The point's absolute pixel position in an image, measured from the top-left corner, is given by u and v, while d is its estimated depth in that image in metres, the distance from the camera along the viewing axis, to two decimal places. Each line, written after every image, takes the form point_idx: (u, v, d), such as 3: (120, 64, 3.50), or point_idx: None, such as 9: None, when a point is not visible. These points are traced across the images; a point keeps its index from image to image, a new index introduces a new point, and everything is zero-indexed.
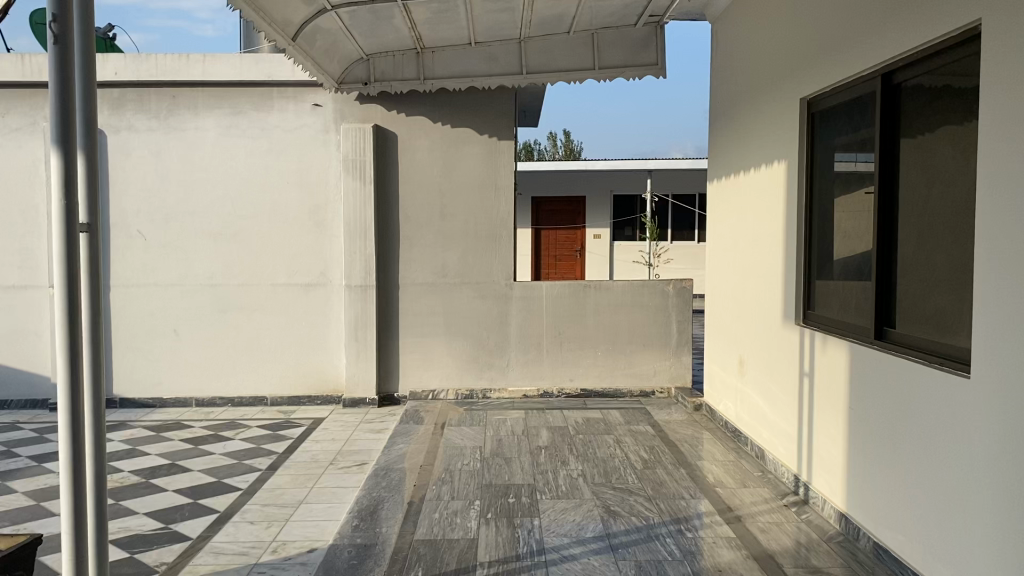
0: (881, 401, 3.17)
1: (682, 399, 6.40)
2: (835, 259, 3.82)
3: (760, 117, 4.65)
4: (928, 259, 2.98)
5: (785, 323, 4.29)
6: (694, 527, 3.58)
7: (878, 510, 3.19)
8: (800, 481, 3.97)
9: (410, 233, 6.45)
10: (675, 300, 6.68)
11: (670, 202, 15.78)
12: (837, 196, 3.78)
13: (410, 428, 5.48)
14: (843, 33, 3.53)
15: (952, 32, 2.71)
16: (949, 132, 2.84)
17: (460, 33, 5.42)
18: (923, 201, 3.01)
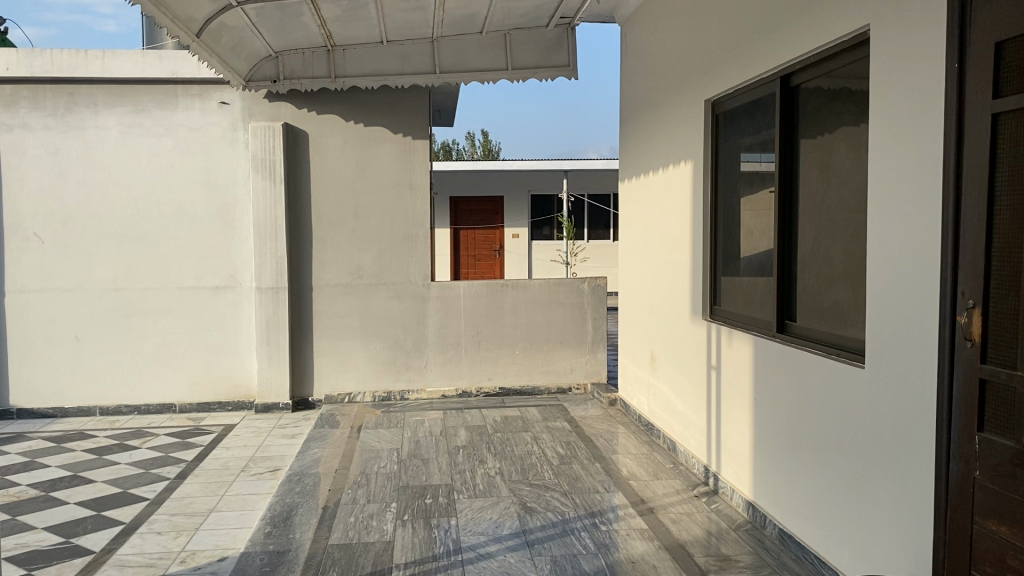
0: (784, 392, 3.28)
1: (597, 395, 6.50)
2: (739, 255, 3.94)
3: (668, 118, 4.75)
4: (826, 255, 3.11)
5: (693, 318, 4.41)
6: (608, 520, 3.64)
7: (782, 498, 3.31)
8: (710, 471, 4.08)
9: (323, 234, 6.35)
10: (590, 298, 6.79)
11: (586, 202, 15.96)
12: (741, 195, 3.90)
13: (325, 432, 5.40)
14: (744, 37, 3.64)
15: (844, 38, 2.84)
16: (844, 132, 2.97)
17: (371, 31, 5.37)
18: (821, 199, 3.14)
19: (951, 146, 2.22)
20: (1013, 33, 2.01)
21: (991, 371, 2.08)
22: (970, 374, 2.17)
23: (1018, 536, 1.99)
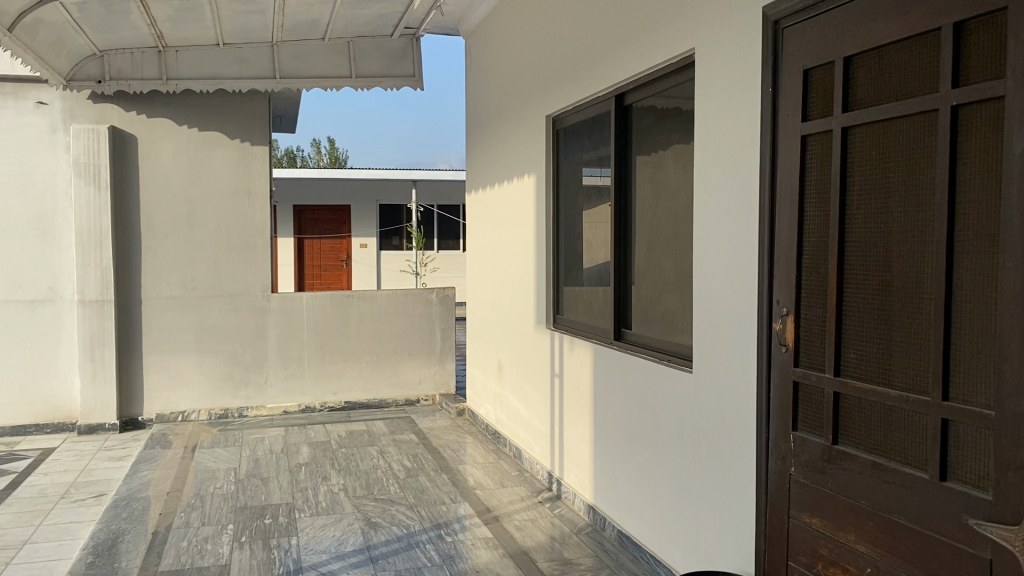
0: (621, 398, 3.40)
1: (445, 405, 6.51)
2: (581, 266, 4.05)
3: (511, 132, 4.84)
4: (657, 266, 3.27)
5: (537, 327, 4.50)
6: (453, 531, 3.64)
7: (621, 500, 3.43)
8: (554, 477, 4.17)
9: (154, 244, 6.03)
10: (438, 308, 6.80)
11: (435, 212, 15.98)
12: (581, 208, 4.02)
13: (155, 454, 5.11)
14: (581, 55, 3.76)
15: (670, 61, 3.00)
16: (673, 150, 3.12)
17: (206, 33, 5.16)
18: (652, 213, 3.30)
19: (767, 164, 2.38)
20: (817, 62, 2.18)
21: (803, 373, 2.24)
22: (785, 376, 2.32)
23: (828, 525, 2.15)
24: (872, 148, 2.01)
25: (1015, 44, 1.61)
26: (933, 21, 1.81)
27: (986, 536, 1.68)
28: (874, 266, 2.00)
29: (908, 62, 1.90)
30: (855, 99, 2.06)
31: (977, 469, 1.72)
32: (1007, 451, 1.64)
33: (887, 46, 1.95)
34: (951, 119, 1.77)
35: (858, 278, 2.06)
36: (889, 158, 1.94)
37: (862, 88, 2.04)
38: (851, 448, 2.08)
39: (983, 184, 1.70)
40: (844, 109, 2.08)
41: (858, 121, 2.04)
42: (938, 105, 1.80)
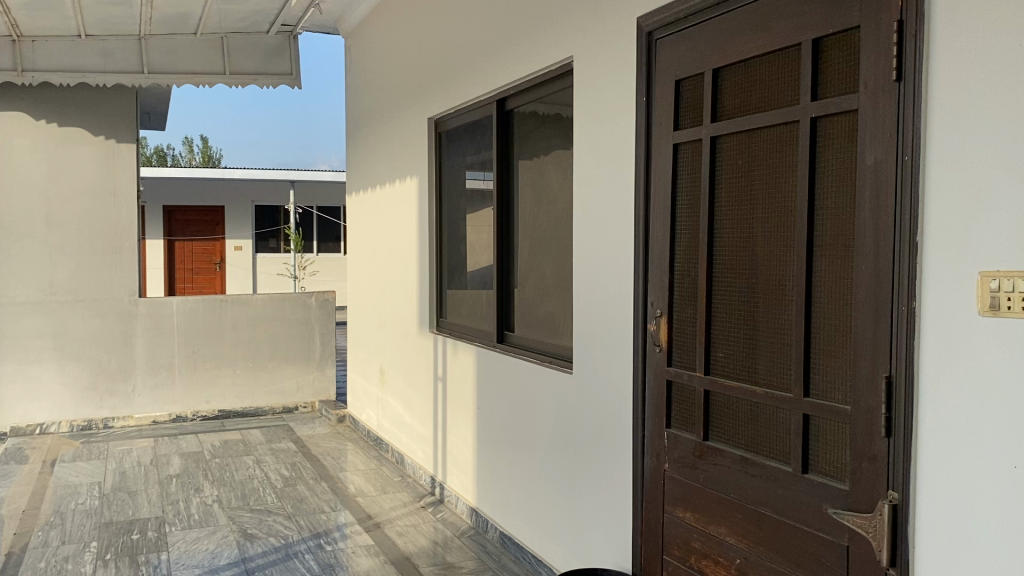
0: (502, 400, 3.43)
1: (325, 411, 6.38)
2: (464, 270, 4.06)
3: (392, 134, 4.80)
4: (539, 269, 3.31)
5: (420, 331, 4.48)
6: (333, 540, 3.57)
7: (503, 502, 3.46)
8: (436, 481, 4.16)
9: (8, 245, 5.65)
10: (318, 312, 6.67)
11: (315, 214, 15.66)
12: (464, 211, 4.03)
13: (9, 470, 4.78)
14: (462, 59, 3.76)
15: (550, 67, 3.04)
16: (554, 155, 3.18)
17: (66, 23, 4.87)
18: (534, 217, 3.34)
19: (642, 171, 2.45)
20: (688, 73, 2.26)
21: (676, 372, 2.32)
22: (659, 375, 2.40)
23: (700, 519, 2.23)
24: (738, 157, 2.10)
25: (867, 61, 1.72)
26: (794, 36, 1.91)
27: (844, 523, 1.79)
28: (742, 269, 2.09)
29: (772, 75, 1.99)
30: (723, 109, 2.15)
31: (834, 461, 1.82)
32: (861, 442, 1.74)
33: (753, 60, 2.05)
34: (811, 131, 1.87)
35: (726, 280, 2.15)
36: (756, 166, 2.04)
37: (730, 98, 2.13)
38: (721, 443, 2.17)
39: (840, 192, 1.81)
40: (713, 119, 2.17)
41: (726, 130, 2.12)
42: (799, 117, 1.90)
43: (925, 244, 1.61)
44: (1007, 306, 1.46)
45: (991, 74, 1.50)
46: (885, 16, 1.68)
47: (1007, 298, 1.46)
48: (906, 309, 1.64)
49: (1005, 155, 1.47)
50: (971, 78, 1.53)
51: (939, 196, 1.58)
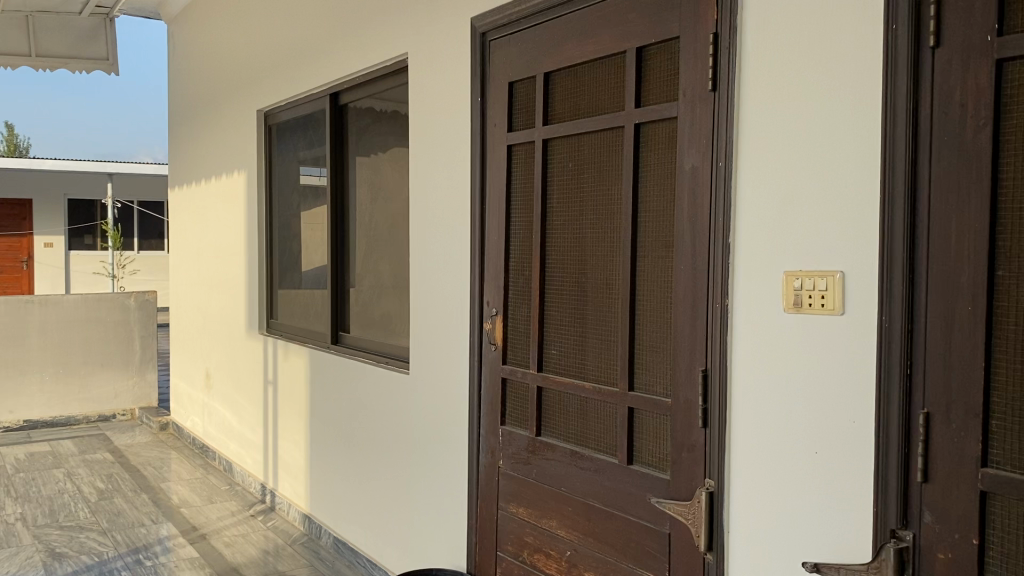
0: (335, 402, 3.36)
1: (146, 419, 6.02)
2: (297, 270, 3.94)
3: (219, 127, 4.59)
4: (374, 268, 3.28)
5: (249, 333, 4.30)
6: (154, 554, 3.37)
7: (336, 506, 3.39)
8: (267, 488, 4.01)
9: None
10: (137, 313, 6.31)
11: (135, 209, 14.74)
12: (297, 208, 3.91)
13: None
14: (293, 50, 3.64)
15: (384, 64, 3.01)
16: (390, 152, 3.15)
17: None
18: (369, 216, 3.30)
19: (476, 171, 2.47)
20: (521, 76, 2.30)
21: (510, 371, 2.35)
22: (494, 373, 2.42)
23: (533, 514, 2.28)
24: (568, 159, 2.16)
25: (685, 71, 1.82)
26: (620, 44, 1.98)
27: (665, 512, 1.87)
28: (572, 269, 2.15)
29: (599, 81, 2.06)
30: (554, 112, 2.20)
31: (657, 452, 1.91)
32: (682, 433, 1.83)
33: (582, 66, 2.11)
34: (635, 136, 1.95)
35: (558, 280, 2.20)
36: (584, 168, 2.10)
37: (560, 102, 2.18)
38: (552, 439, 2.22)
39: (662, 196, 1.89)
40: (544, 122, 2.22)
41: (556, 134, 2.17)
42: (624, 122, 1.97)
43: (738, 246, 1.72)
44: (809, 303, 1.58)
45: (794, 87, 1.61)
46: (702, 28, 1.77)
47: (809, 296, 1.58)
48: (721, 306, 1.74)
49: (805, 162, 1.59)
50: (778, 91, 1.64)
51: (750, 199, 1.69)
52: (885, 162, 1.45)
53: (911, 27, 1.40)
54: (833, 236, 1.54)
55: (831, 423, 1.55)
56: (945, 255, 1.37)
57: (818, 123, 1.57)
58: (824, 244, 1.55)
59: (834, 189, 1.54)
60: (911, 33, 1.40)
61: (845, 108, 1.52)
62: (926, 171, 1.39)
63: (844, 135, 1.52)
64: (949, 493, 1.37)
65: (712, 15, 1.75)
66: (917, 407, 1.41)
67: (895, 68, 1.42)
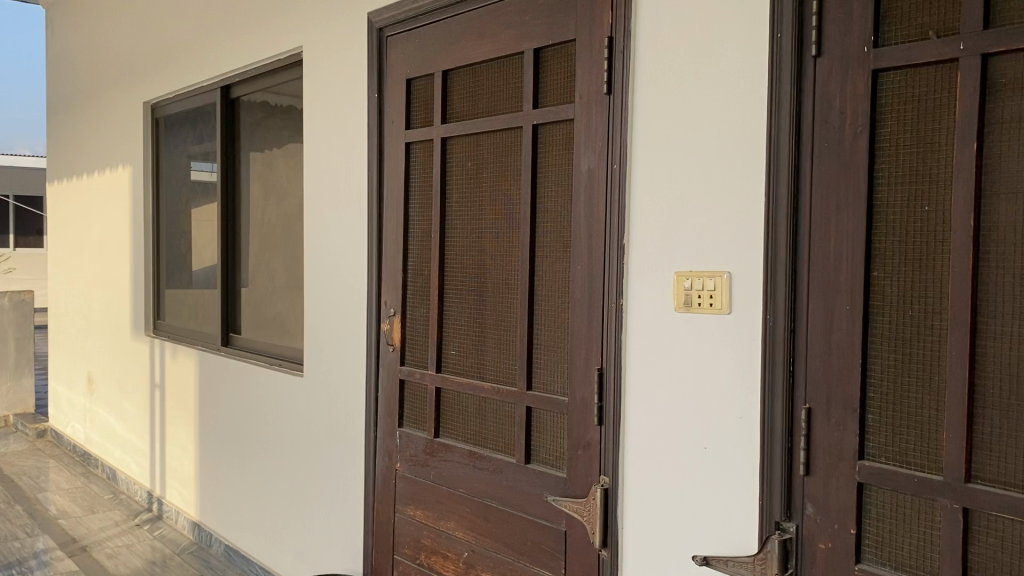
0: (226, 405, 3.25)
1: (21, 426, 5.69)
2: (185, 269, 3.80)
3: (101, 119, 4.38)
4: (268, 266, 3.20)
5: (134, 334, 4.12)
6: (29, 569, 3.19)
7: (227, 512, 3.28)
8: (153, 496, 3.85)
9: None
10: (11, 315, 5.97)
11: (11, 205, 13.93)
12: (186, 205, 3.77)
13: None
14: (181, 40, 3.50)
15: (277, 58, 2.94)
16: (285, 149, 3.09)
17: None
18: (262, 213, 3.22)
19: (373, 169, 2.43)
20: (418, 73, 2.28)
21: (407, 371, 2.33)
22: (391, 374, 2.39)
23: (430, 516, 2.26)
24: (466, 159, 2.15)
25: (582, 73, 1.84)
26: (517, 45, 1.99)
27: (561, 509, 1.89)
28: (470, 268, 2.14)
29: (497, 81, 2.06)
30: (452, 110, 2.19)
31: (554, 450, 1.92)
32: (578, 431, 1.85)
33: (480, 65, 2.11)
34: (533, 137, 1.95)
35: (456, 279, 2.18)
36: (482, 168, 2.10)
37: (458, 101, 2.17)
38: (451, 439, 2.21)
39: (560, 196, 1.90)
40: (442, 120, 2.20)
41: (454, 132, 2.16)
42: (522, 123, 1.98)
43: (631, 247, 1.75)
44: (698, 302, 1.62)
45: (685, 91, 1.65)
46: (598, 31, 1.80)
47: (698, 296, 1.62)
48: (615, 305, 1.77)
49: (695, 165, 1.63)
50: (670, 96, 1.68)
51: (643, 201, 1.73)
52: (771, 167, 1.50)
53: (795, 38, 1.46)
54: (721, 238, 1.58)
55: (718, 420, 1.59)
56: (825, 257, 1.44)
57: (707, 127, 1.61)
58: (713, 245, 1.60)
59: (722, 192, 1.58)
60: (794, 44, 1.46)
61: (732, 113, 1.56)
62: (808, 177, 1.46)
63: (731, 140, 1.57)
64: (828, 484, 1.44)
65: (607, 19, 1.78)
66: (800, 403, 1.47)
67: (780, 77, 1.48)
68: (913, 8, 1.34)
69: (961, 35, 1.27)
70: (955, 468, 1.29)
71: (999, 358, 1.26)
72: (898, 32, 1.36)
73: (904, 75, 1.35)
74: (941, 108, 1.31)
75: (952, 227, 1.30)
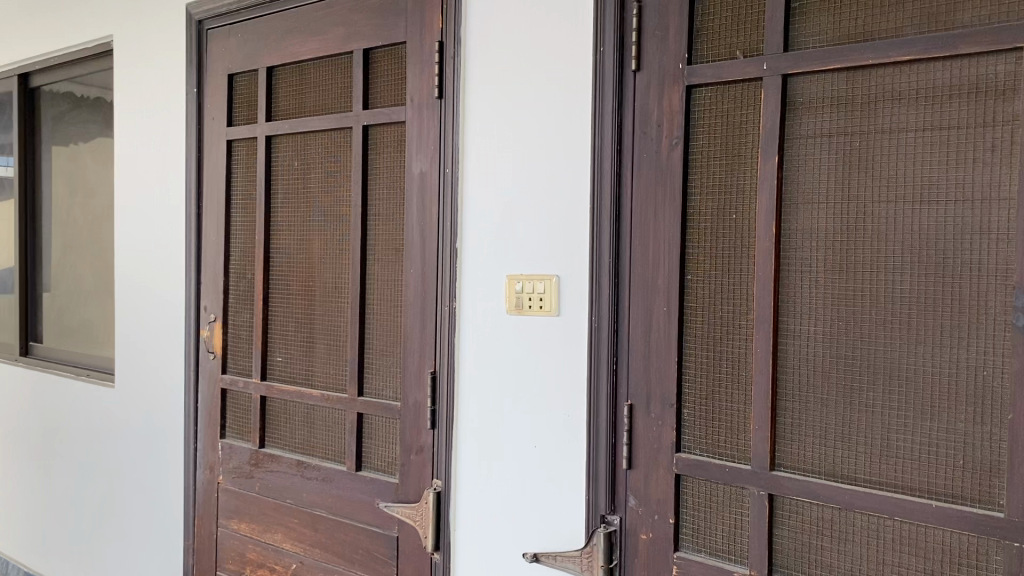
0: (24, 421, 2.98)
1: None
2: None
3: None
4: (73, 270, 2.97)
5: None
6: None
7: (25, 538, 3.01)
8: None
9: None
10: None
11: None
12: None
13: None
14: None
15: (84, 46, 2.73)
16: (93, 144, 2.88)
17: None
18: (66, 213, 2.99)
19: (192, 167, 2.31)
20: (241, 69, 2.19)
21: (230, 380, 2.23)
22: (212, 383, 2.28)
23: (256, 529, 2.17)
24: (293, 159, 2.09)
25: (413, 77, 1.83)
26: (346, 44, 1.95)
27: (393, 516, 1.87)
28: (297, 272, 2.08)
29: (324, 80, 2.02)
30: (277, 109, 2.12)
31: (386, 456, 1.91)
32: (410, 435, 1.84)
33: (306, 63, 2.05)
34: (363, 138, 1.93)
35: (282, 283, 2.12)
36: (309, 170, 2.05)
37: (285, 100, 2.11)
38: (277, 449, 2.13)
39: (391, 199, 1.89)
40: (267, 118, 2.13)
41: (280, 131, 2.09)
42: (351, 124, 1.94)
43: (464, 251, 1.76)
44: (528, 305, 1.65)
45: (513, 98, 1.68)
46: (428, 35, 1.80)
47: (528, 299, 1.65)
48: (448, 309, 1.77)
49: (523, 171, 1.67)
50: (499, 101, 1.70)
51: (475, 205, 1.74)
52: (596, 175, 1.56)
53: (616, 53, 1.53)
54: (550, 242, 1.63)
55: (546, 419, 1.64)
56: (645, 261, 1.52)
57: (534, 134, 1.65)
58: (542, 248, 1.64)
59: (549, 197, 1.63)
60: (616, 57, 1.53)
61: (559, 121, 1.61)
62: (630, 185, 1.53)
63: (557, 147, 1.61)
64: (649, 477, 1.52)
65: (437, 24, 1.79)
66: (623, 401, 1.55)
67: (604, 89, 1.55)
68: (723, 29, 1.44)
69: (765, 56, 1.38)
70: (762, 457, 1.39)
71: (800, 355, 1.37)
72: (710, 51, 1.45)
73: (714, 92, 1.45)
74: (747, 124, 1.41)
75: (756, 234, 1.40)
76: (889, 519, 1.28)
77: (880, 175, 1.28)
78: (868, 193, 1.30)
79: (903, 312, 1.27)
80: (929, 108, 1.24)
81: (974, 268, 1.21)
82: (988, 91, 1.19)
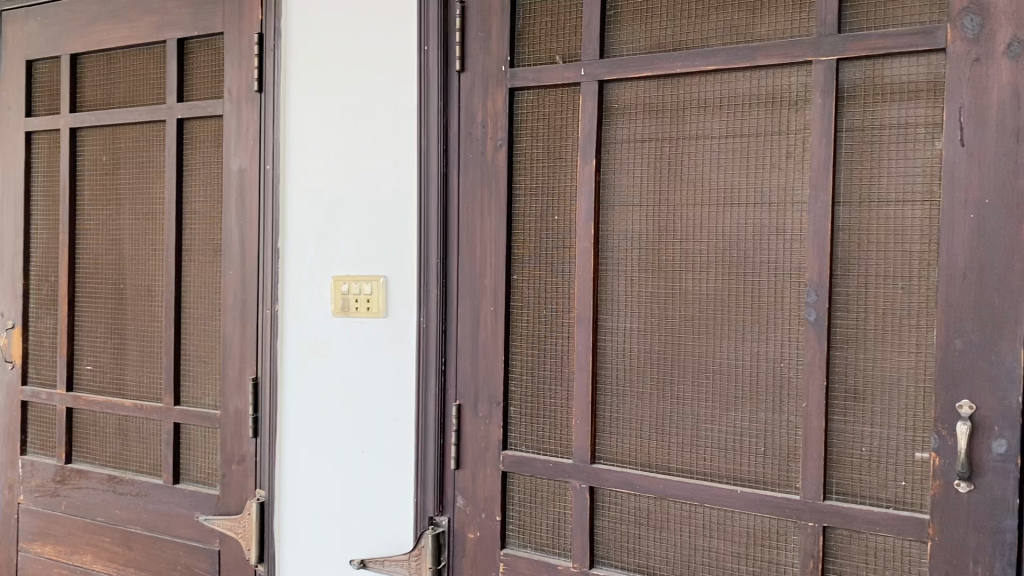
0: None
1: None
2: None
3: None
4: None
5: None
6: None
7: None
8: None
9: None
10: None
11: None
12: None
13: None
14: None
15: None
16: None
17: None
18: None
19: None
20: (41, 54, 2.02)
21: (31, 391, 2.06)
22: (9, 395, 2.09)
23: (63, 551, 2.02)
24: (100, 154, 1.95)
25: (231, 70, 1.76)
26: (159, 32, 1.84)
27: (213, 529, 1.80)
28: (106, 275, 1.95)
29: (135, 70, 1.90)
30: (83, 99, 1.98)
31: (205, 466, 1.83)
32: (232, 444, 1.77)
33: (115, 51, 1.93)
34: (178, 132, 1.83)
35: (89, 286, 1.97)
36: (119, 165, 1.92)
37: (91, 89, 1.97)
38: (87, 464, 2.00)
39: (208, 198, 1.81)
40: (71, 109, 1.98)
41: (86, 123, 1.95)
42: (165, 116, 1.84)
43: (286, 251, 1.70)
44: (355, 306, 1.61)
45: (336, 94, 1.64)
46: (248, 27, 1.74)
47: (355, 300, 1.61)
48: (270, 312, 1.72)
49: (346, 170, 1.63)
50: (322, 97, 1.66)
51: (298, 204, 1.69)
52: (422, 175, 1.55)
53: (441, 53, 1.53)
54: (375, 242, 1.60)
55: (373, 422, 1.61)
56: (472, 261, 1.53)
57: (357, 132, 1.61)
58: (366, 248, 1.61)
59: (375, 196, 1.60)
60: (441, 57, 1.53)
61: (383, 118, 1.59)
62: (456, 186, 1.54)
63: (382, 146, 1.59)
64: (476, 475, 1.54)
65: (257, 16, 1.72)
66: (451, 401, 1.55)
67: (429, 89, 1.54)
68: (543, 33, 1.47)
69: (583, 61, 1.41)
70: (583, 451, 1.43)
71: (619, 351, 1.42)
72: (531, 54, 1.48)
73: (536, 95, 1.48)
74: (567, 126, 1.44)
75: (577, 234, 1.43)
76: (698, 506, 1.35)
77: (690, 178, 1.35)
78: (680, 196, 1.36)
79: (711, 309, 1.34)
80: (732, 116, 1.31)
81: (771, 267, 1.29)
82: (784, 101, 1.27)
